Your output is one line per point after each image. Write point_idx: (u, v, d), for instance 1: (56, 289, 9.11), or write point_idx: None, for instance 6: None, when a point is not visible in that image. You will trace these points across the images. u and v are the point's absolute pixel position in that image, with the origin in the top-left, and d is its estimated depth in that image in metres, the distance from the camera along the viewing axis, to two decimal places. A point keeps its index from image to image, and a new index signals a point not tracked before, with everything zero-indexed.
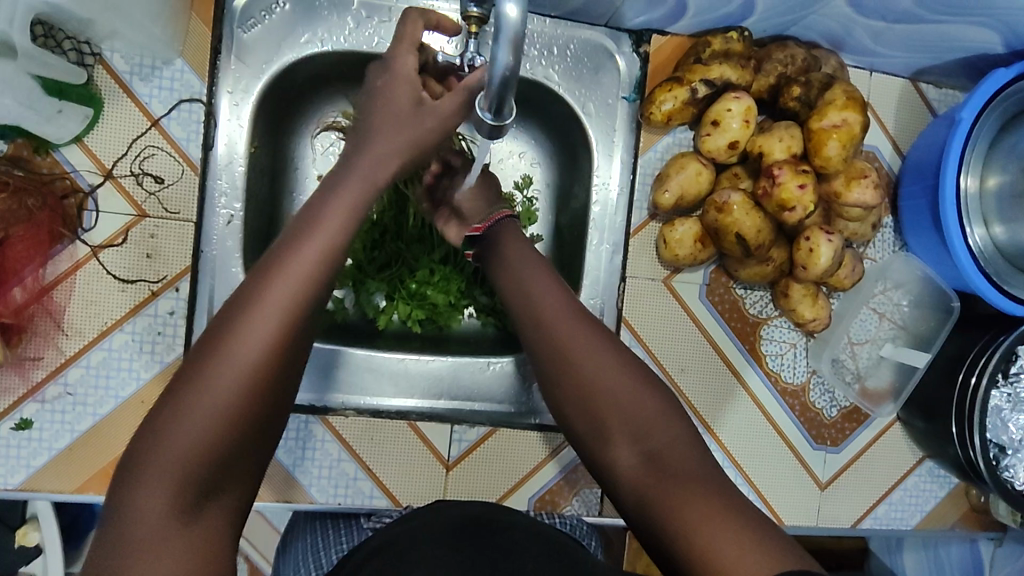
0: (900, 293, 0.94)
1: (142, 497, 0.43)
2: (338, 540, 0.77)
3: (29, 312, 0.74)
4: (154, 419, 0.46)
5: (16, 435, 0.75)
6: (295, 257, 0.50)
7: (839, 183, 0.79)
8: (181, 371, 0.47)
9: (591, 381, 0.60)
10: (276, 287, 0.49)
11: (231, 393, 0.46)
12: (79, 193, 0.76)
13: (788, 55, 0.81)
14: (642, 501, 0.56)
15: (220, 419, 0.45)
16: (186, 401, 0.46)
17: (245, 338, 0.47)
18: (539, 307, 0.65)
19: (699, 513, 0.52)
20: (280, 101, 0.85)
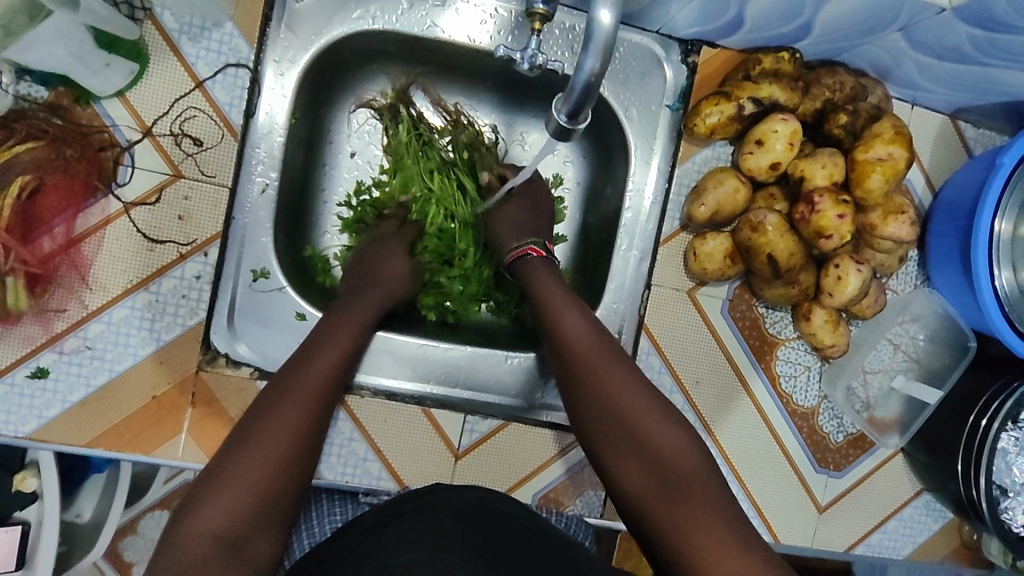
0: (916, 327, 0.95)
1: (195, 528, 0.56)
2: (332, 510, 0.77)
3: (55, 263, 0.73)
4: (211, 474, 0.60)
5: (31, 383, 0.75)
6: (311, 369, 0.68)
7: (876, 217, 0.80)
8: (233, 439, 0.62)
9: (612, 397, 0.66)
10: (304, 386, 0.67)
11: (268, 453, 0.61)
12: (116, 147, 0.75)
13: (837, 81, 0.81)
14: (650, 515, 0.62)
15: (255, 482, 0.59)
16: (235, 465, 0.60)
17: (276, 421, 0.63)
18: (570, 328, 0.71)
19: (700, 532, 0.58)
20: (325, 75, 0.86)
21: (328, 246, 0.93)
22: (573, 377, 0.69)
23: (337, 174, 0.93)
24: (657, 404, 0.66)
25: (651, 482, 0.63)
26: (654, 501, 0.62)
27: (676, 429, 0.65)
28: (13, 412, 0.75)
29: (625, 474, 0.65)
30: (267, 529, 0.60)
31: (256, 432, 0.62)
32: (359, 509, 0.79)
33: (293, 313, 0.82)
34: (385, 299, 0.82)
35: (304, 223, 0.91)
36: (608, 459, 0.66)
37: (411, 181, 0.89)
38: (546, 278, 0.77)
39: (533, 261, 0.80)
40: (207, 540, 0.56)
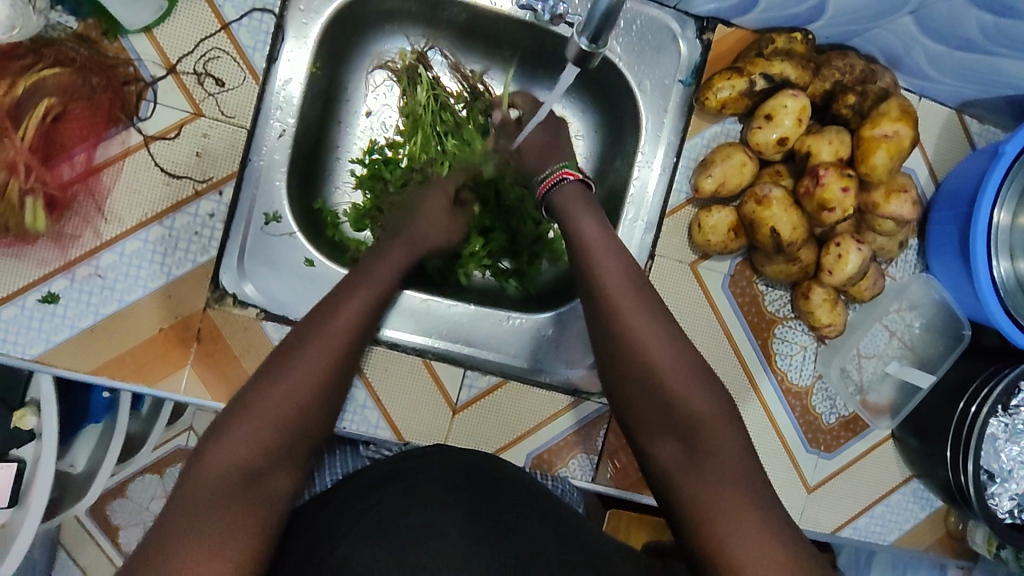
0: (913, 314, 0.97)
1: (215, 462, 0.56)
2: (339, 463, 0.78)
3: (73, 191, 0.75)
4: (233, 410, 0.59)
5: (41, 308, 0.75)
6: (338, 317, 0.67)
7: (879, 195, 0.82)
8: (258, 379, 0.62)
9: (647, 362, 0.65)
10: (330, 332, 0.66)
11: (292, 394, 0.60)
12: (140, 82, 0.76)
13: (848, 64, 0.83)
14: (678, 487, 0.62)
15: (277, 422, 0.59)
16: (258, 403, 0.59)
17: (301, 365, 0.62)
18: (607, 284, 0.69)
19: (723, 509, 0.58)
20: (346, 30, 0.89)
21: (338, 202, 0.96)
22: (607, 339, 0.69)
23: (352, 132, 0.96)
24: (694, 373, 0.65)
25: (681, 454, 0.63)
26: (680, 470, 0.62)
27: (712, 402, 0.64)
28: (22, 335, 0.75)
29: (653, 440, 0.65)
30: (288, 464, 0.59)
31: (281, 373, 0.61)
32: (360, 463, 0.80)
33: (302, 259, 0.84)
34: (415, 247, 0.81)
35: (318, 177, 0.94)
36: (640, 424, 0.66)
37: (427, 140, 0.93)
38: (581, 214, 0.74)
39: (566, 190, 0.76)
40: (229, 470, 0.56)
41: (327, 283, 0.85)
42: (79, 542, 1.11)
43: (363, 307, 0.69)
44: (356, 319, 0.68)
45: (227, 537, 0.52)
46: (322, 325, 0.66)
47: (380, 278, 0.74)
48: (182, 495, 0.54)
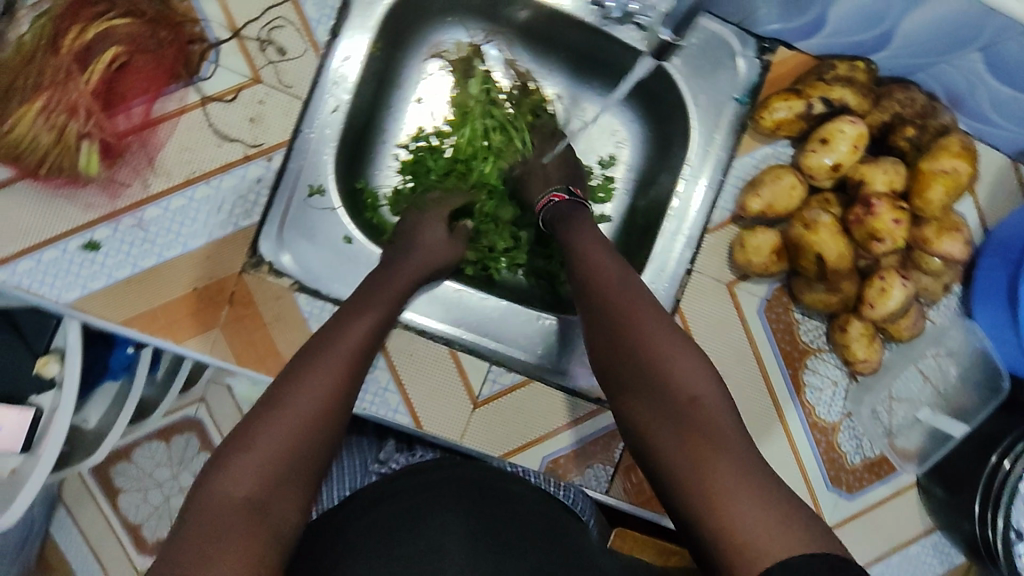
0: (949, 361, 0.93)
1: (219, 494, 0.54)
2: (346, 476, 0.77)
3: (127, 141, 0.76)
4: (237, 437, 0.58)
5: (81, 254, 0.76)
6: (347, 332, 0.66)
7: (930, 231, 0.81)
8: (264, 401, 0.60)
9: (625, 327, 0.67)
10: (338, 347, 0.64)
11: (300, 414, 0.58)
12: (204, 42, 0.78)
13: (908, 97, 0.82)
14: (676, 476, 0.59)
15: (284, 445, 0.57)
16: (263, 426, 0.57)
17: (306, 383, 0.60)
18: (620, 307, 0.68)
19: (700, 460, 0.58)
20: (407, 17, 0.90)
21: (380, 185, 0.96)
22: (606, 332, 0.68)
23: (400, 116, 0.97)
24: (680, 346, 0.65)
25: (678, 445, 0.60)
26: (661, 433, 0.62)
27: (712, 390, 0.63)
28: (58, 278, 0.76)
29: (632, 406, 0.65)
30: (296, 493, 0.56)
31: (287, 391, 0.60)
32: (368, 479, 0.76)
33: (342, 236, 0.85)
34: (424, 269, 0.79)
35: (361, 158, 0.94)
36: (621, 392, 0.66)
37: (474, 133, 0.93)
38: (592, 242, 0.76)
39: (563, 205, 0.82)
40: (233, 501, 0.53)
41: (362, 262, 0.85)
42: (80, 501, 1.20)
43: (370, 325, 0.68)
44: (357, 337, 0.66)
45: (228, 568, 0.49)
46: (324, 346, 0.64)
47: (396, 290, 0.74)
48: (184, 529, 0.52)
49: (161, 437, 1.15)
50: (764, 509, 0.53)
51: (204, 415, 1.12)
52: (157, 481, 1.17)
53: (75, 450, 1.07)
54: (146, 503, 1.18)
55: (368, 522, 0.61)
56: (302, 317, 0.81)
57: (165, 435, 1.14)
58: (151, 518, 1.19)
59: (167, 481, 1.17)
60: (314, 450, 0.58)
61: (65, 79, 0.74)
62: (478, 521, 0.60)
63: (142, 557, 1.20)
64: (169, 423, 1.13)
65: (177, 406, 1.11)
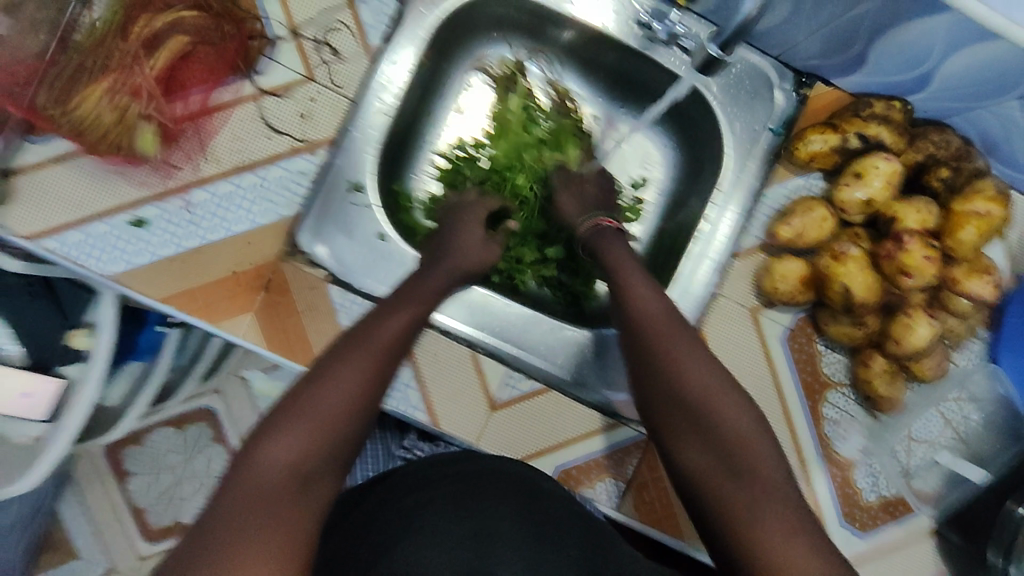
0: (972, 407, 0.92)
1: (262, 470, 0.55)
2: (380, 456, 0.91)
3: (182, 126, 0.79)
4: (277, 415, 0.59)
5: (129, 231, 0.79)
6: (387, 324, 0.67)
7: (960, 271, 0.81)
8: (303, 382, 0.61)
9: (661, 342, 0.69)
10: (378, 336, 0.66)
11: (342, 397, 0.60)
12: (264, 39, 0.81)
13: (943, 139, 0.82)
14: (713, 504, 0.60)
15: (325, 426, 0.58)
16: (304, 408, 0.59)
17: (347, 368, 0.62)
18: (660, 335, 0.69)
19: (735, 494, 0.60)
20: (456, 30, 0.93)
21: (415, 188, 0.99)
22: (644, 349, 0.69)
23: (440, 124, 0.99)
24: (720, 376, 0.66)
25: (718, 474, 0.61)
26: (699, 461, 0.63)
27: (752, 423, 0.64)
28: (105, 252, 0.79)
29: (665, 418, 0.66)
30: (334, 474, 0.58)
31: (328, 374, 0.61)
32: (393, 462, 0.90)
33: (375, 232, 0.83)
34: (459, 270, 0.79)
35: (400, 161, 0.96)
36: (656, 412, 0.67)
37: (510, 145, 0.95)
38: (628, 267, 0.77)
39: (605, 232, 0.82)
40: (275, 476, 0.55)
41: (396, 262, 0.83)
42: None
43: (406, 320, 0.69)
44: (398, 329, 0.67)
45: (274, 547, 0.51)
46: (366, 332, 0.66)
47: (423, 302, 0.73)
48: (227, 499, 0.54)
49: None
50: (801, 549, 0.55)
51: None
52: None
53: (94, 425, 1.10)
54: None
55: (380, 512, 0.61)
56: (333, 308, 0.82)
57: None
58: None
59: None
60: (353, 432, 0.60)
61: (132, 64, 0.77)
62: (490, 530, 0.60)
63: None
64: None
65: None
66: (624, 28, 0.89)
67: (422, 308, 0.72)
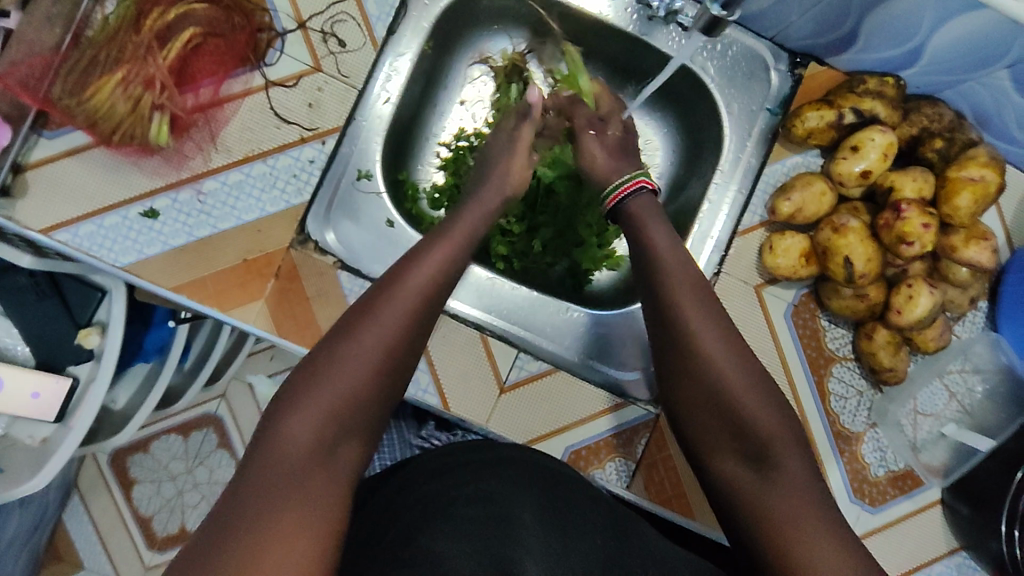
0: (976, 378, 0.93)
1: (287, 438, 0.54)
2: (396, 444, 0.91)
3: (193, 118, 0.81)
4: (302, 380, 0.57)
5: (141, 221, 0.81)
6: (412, 278, 0.64)
7: (958, 238, 0.83)
8: (327, 343, 0.59)
9: (678, 320, 0.66)
10: (404, 291, 0.63)
11: (367, 359, 0.58)
12: (271, 31, 0.83)
13: (937, 112, 0.85)
14: (740, 501, 0.60)
15: (350, 391, 0.57)
16: (328, 372, 0.57)
17: (373, 326, 0.60)
18: (682, 313, 0.66)
19: (759, 491, 0.60)
20: (459, 21, 0.96)
21: (419, 178, 1.01)
22: (672, 336, 0.67)
23: (445, 115, 1.02)
24: (748, 371, 0.64)
25: (746, 472, 0.61)
26: (727, 458, 0.62)
27: (780, 419, 0.62)
28: (117, 243, 0.80)
29: (693, 413, 0.65)
30: (358, 440, 0.57)
31: (352, 335, 0.59)
32: (410, 451, 0.90)
33: (384, 219, 0.88)
34: None
35: (405, 152, 0.99)
36: (680, 407, 0.66)
37: None
38: (655, 245, 0.73)
39: (640, 199, 0.78)
40: (300, 444, 0.54)
41: (401, 246, 0.88)
42: (95, 488, 1.23)
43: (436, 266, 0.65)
44: (428, 282, 0.64)
45: (301, 517, 0.51)
46: (393, 288, 0.63)
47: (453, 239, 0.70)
48: (253, 469, 0.53)
49: (181, 430, 1.22)
50: (830, 542, 0.55)
51: (226, 411, 1.22)
52: (172, 474, 1.22)
53: (101, 428, 1.10)
54: (158, 496, 1.22)
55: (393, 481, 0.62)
56: (342, 293, 0.84)
57: (185, 429, 1.22)
58: (162, 510, 1.23)
59: (181, 475, 1.22)
60: (379, 395, 0.58)
61: (144, 55, 0.80)
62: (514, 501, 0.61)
63: (152, 552, 1.23)
64: (189, 418, 1.22)
65: (200, 401, 1.22)
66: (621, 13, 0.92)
67: (454, 243, 0.69)
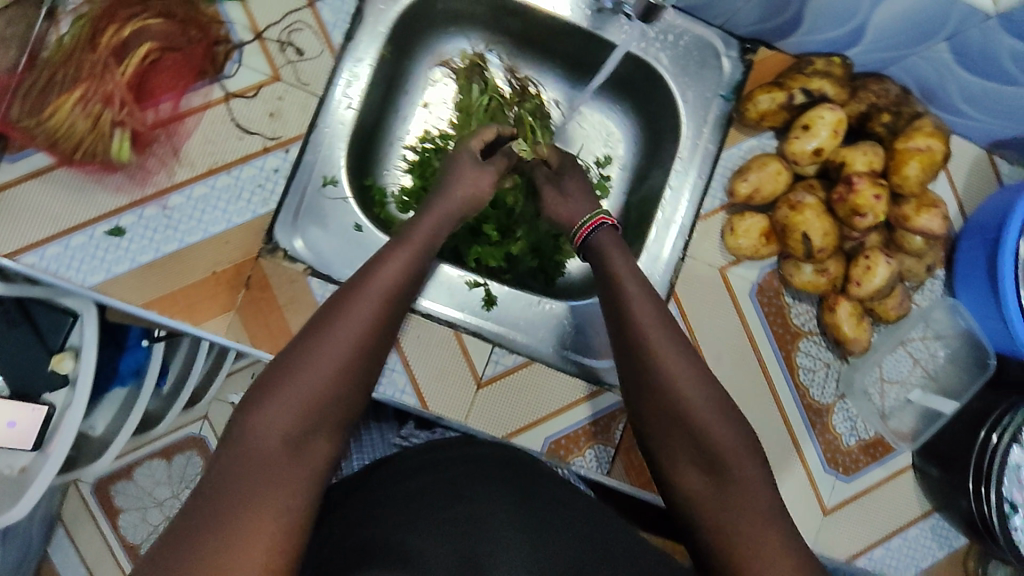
0: (938, 344, 0.97)
1: (260, 432, 0.55)
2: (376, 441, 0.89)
3: (154, 133, 0.82)
4: (275, 373, 0.59)
5: (107, 240, 0.80)
6: (377, 278, 0.66)
7: (910, 208, 0.86)
8: (299, 341, 0.61)
9: (641, 325, 0.69)
10: (371, 290, 0.65)
11: (339, 353, 0.60)
12: (229, 44, 0.84)
13: (883, 88, 0.88)
14: (699, 515, 0.63)
15: (323, 385, 0.58)
16: (300, 366, 0.58)
17: (342, 323, 0.62)
18: (643, 317, 0.69)
19: (716, 506, 0.62)
20: (416, 24, 0.97)
21: (387, 183, 1.01)
22: (634, 353, 0.69)
23: (408, 118, 1.03)
24: (707, 388, 0.66)
25: (704, 485, 0.64)
26: (687, 471, 0.65)
27: (736, 435, 0.65)
28: (84, 263, 0.80)
29: (655, 429, 0.67)
30: (330, 435, 0.59)
31: (322, 332, 0.61)
32: (388, 449, 0.88)
33: (352, 224, 0.89)
34: None
35: (371, 158, 1.00)
36: (644, 417, 0.68)
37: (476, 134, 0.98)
38: (616, 256, 0.77)
39: (602, 235, 0.79)
40: (273, 439, 0.55)
41: (372, 249, 0.89)
42: (79, 519, 1.21)
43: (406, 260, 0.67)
44: (393, 281, 0.67)
45: (273, 509, 0.53)
46: (366, 289, 0.65)
47: (418, 243, 0.73)
48: (227, 465, 0.54)
49: (163, 455, 1.20)
50: (783, 560, 0.58)
51: (209, 432, 1.20)
52: (157, 500, 1.21)
53: (81, 455, 1.08)
54: (144, 522, 1.21)
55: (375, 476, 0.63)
56: (314, 299, 0.84)
57: (168, 453, 1.20)
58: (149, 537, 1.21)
59: (167, 500, 1.21)
60: (351, 388, 0.60)
61: (102, 73, 0.80)
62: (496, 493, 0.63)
63: None
64: (171, 442, 1.20)
65: (181, 424, 1.19)
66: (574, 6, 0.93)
67: (419, 247, 0.73)
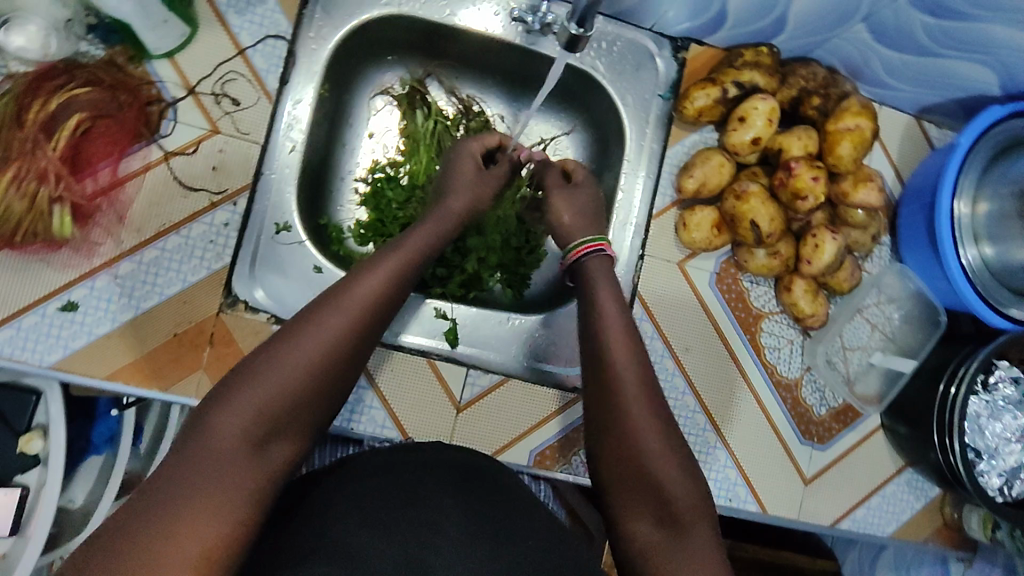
0: (892, 307, 1.01)
1: (219, 429, 0.55)
2: None
3: (96, 203, 0.80)
4: (245, 368, 0.59)
5: (60, 316, 0.78)
6: (360, 284, 0.65)
7: (847, 184, 0.90)
8: (275, 341, 0.60)
9: (614, 360, 0.71)
10: (353, 297, 0.64)
11: (309, 360, 0.59)
12: (162, 102, 0.83)
13: (810, 72, 0.91)
14: (648, 564, 0.63)
15: (288, 388, 0.58)
16: (268, 368, 0.58)
17: (319, 327, 0.61)
18: (612, 351, 0.71)
19: (665, 557, 0.63)
20: (352, 56, 0.97)
21: (343, 219, 1.01)
22: (601, 393, 0.70)
23: (355, 150, 1.02)
24: (669, 435, 0.68)
25: (656, 533, 0.64)
26: (640, 519, 0.66)
27: (690, 486, 0.66)
28: (38, 342, 0.78)
29: (612, 473, 0.68)
30: (292, 439, 0.59)
31: (297, 334, 0.61)
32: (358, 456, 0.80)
33: (311, 266, 0.89)
34: None
35: (324, 193, 0.99)
36: (602, 460, 0.70)
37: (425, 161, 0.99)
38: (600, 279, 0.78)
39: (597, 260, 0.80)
40: (232, 437, 0.55)
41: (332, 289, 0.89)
42: None
43: (380, 281, 0.66)
44: (377, 292, 0.65)
45: (217, 509, 0.52)
46: (343, 295, 0.64)
47: (409, 249, 0.71)
48: (181, 456, 0.54)
49: None
50: None
51: None
52: None
53: (62, 532, 1.04)
54: None
55: (360, 497, 0.64)
56: None
57: None
58: None
59: None
60: (317, 394, 0.60)
61: (33, 149, 0.78)
62: (490, 520, 0.63)
63: None
64: None
65: None
66: (506, 24, 0.94)
67: (410, 254, 0.71)
